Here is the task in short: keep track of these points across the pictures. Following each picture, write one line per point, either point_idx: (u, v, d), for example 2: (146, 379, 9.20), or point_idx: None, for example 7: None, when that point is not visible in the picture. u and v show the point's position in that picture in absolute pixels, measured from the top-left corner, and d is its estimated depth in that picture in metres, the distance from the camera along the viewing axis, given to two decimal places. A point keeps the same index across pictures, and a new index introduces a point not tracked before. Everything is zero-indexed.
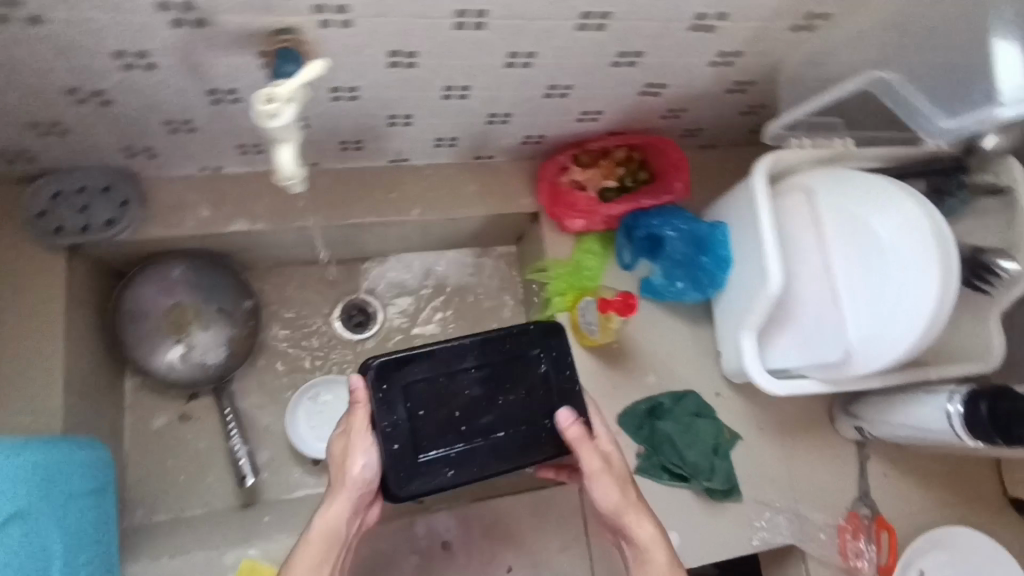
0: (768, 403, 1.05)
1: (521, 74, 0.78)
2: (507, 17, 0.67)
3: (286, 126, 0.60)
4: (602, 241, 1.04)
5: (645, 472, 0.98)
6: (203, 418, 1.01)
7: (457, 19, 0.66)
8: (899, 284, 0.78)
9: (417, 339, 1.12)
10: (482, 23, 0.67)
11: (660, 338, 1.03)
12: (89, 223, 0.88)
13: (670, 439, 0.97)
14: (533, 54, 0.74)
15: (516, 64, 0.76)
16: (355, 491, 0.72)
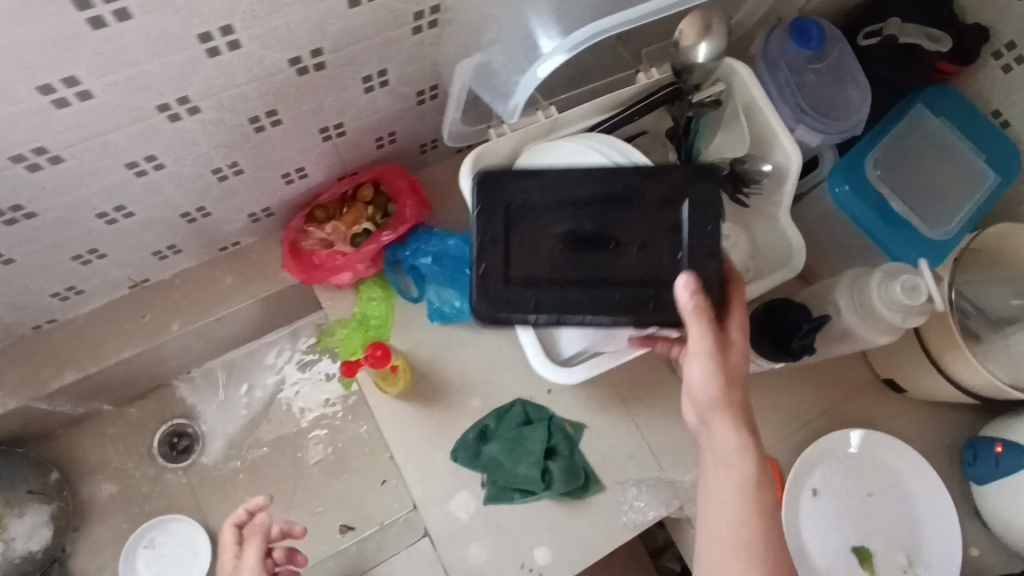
0: (604, 382, 1.01)
1: (165, 175, 0.73)
2: (72, 140, 0.61)
3: None
4: (381, 285, 0.99)
5: (494, 500, 0.93)
6: None
7: (21, 162, 0.61)
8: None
9: (248, 442, 1.07)
10: (55, 156, 0.62)
11: (471, 360, 0.99)
12: None
13: (500, 461, 0.93)
14: (153, 156, 0.69)
15: (147, 171, 0.70)
16: None
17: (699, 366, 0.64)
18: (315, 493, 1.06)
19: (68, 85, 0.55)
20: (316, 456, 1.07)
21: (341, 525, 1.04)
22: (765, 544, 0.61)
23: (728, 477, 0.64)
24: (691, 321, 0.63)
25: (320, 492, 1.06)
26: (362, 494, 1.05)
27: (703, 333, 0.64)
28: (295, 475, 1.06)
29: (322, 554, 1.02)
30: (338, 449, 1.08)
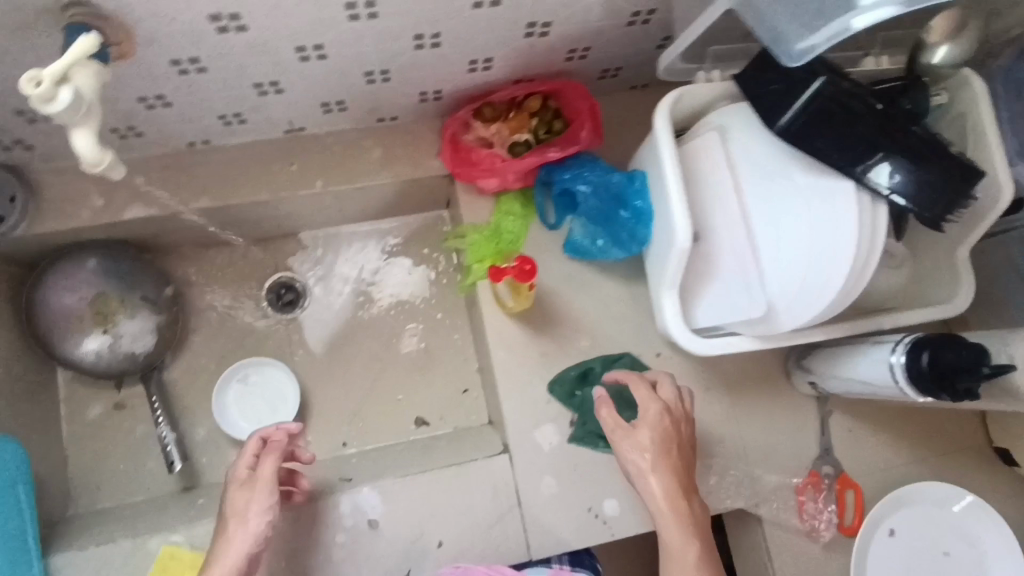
0: (713, 362, 0.98)
1: (371, 24, 0.71)
2: None
3: (67, 117, 0.55)
4: (524, 200, 0.96)
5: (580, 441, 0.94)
6: (138, 405, 1.03)
7: None
8: (807, 213, 0.69)
9: (347, 314, 1.10)
10: None
11: (591, 300, 0.97)
12: None
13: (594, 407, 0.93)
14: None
15: (357, 13, 0.69)
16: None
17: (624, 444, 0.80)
18: (399, 381, 1.08)
19: None
20: (407, 347, 1.09)
21: (418, 418, 1.07)
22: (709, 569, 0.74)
23: (670, 528, 0.76)
24: (644, 399, 0.83)
25: (403, 381, 1.08)
26: (442, 395, 1.08)
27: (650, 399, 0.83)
28: (384, 358, 1.08)
29: (393, 438, 1.05)
30: (429, 346, 1.09)
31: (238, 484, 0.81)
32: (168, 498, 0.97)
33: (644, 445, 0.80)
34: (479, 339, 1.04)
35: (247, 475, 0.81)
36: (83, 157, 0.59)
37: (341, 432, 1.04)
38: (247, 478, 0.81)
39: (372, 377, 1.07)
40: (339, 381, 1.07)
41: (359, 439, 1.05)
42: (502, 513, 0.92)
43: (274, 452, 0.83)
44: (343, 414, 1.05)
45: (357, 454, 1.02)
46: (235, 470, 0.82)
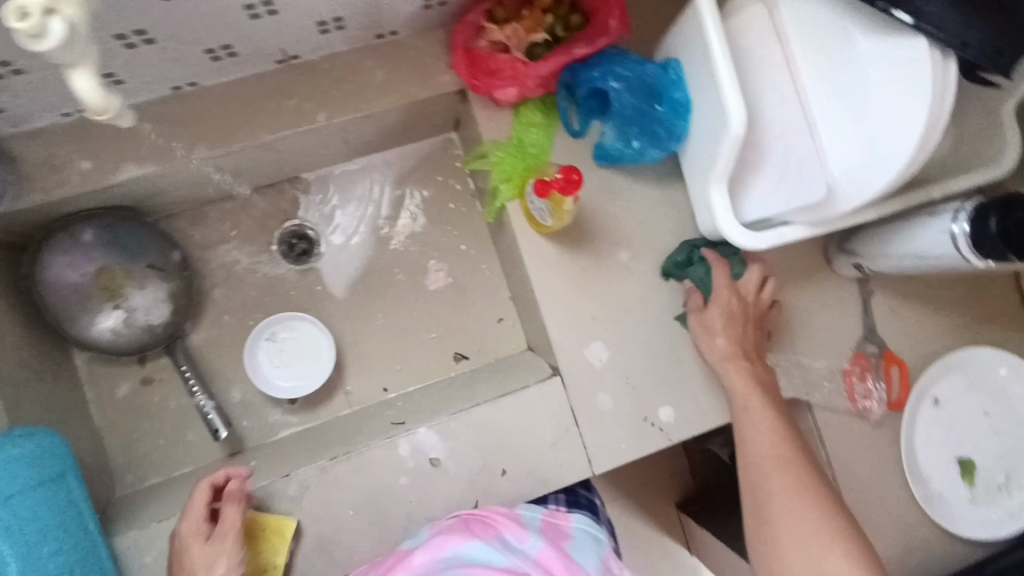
0: (754, 257, 0.96)
1: None
2: None
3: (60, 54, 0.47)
4: (544, 109, 0.90)
5: (685, 318, 0.93)
6: (167, 378, 0.98)
7: None
8: (873, 77, 0.65)
9: (367, 257, 1.04)
10: None
11: (627, 207, 0.93)
12: None
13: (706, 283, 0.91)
14: None
15: None
16: None
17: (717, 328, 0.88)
18: (433, 318, 1.04)
19: None
20: (434, 282, 1.05)
21: (457, 353, 1.04)
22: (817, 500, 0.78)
23: (779, 486, 0.79)
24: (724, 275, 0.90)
25: (435, 319, 1.04)
26: (477, 326, 1.04)
27: (726, 283, 0.88)
28: (412, 297, 1.04)
29: (434, 376, 1.03)
30: (456, 280, 1.05)
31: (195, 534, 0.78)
32: (218, 466, 0.94)
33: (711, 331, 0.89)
34: (511, 264, 1.00)
35: (196, 532, 0.78)
36: (88, 108, 0.52)
37: (382, 377, 1.01)
38: (204, 534, 0.78)
39: (405, 317, 1.03)
40: (370, 326, 1.03)
41: (400, 382, 1.02)
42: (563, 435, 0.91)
43: (229, 505, 0.79)
44: (381, 359, 1.02)
45: (401, 398, 0.99)
46: (184, 529, 0.78)
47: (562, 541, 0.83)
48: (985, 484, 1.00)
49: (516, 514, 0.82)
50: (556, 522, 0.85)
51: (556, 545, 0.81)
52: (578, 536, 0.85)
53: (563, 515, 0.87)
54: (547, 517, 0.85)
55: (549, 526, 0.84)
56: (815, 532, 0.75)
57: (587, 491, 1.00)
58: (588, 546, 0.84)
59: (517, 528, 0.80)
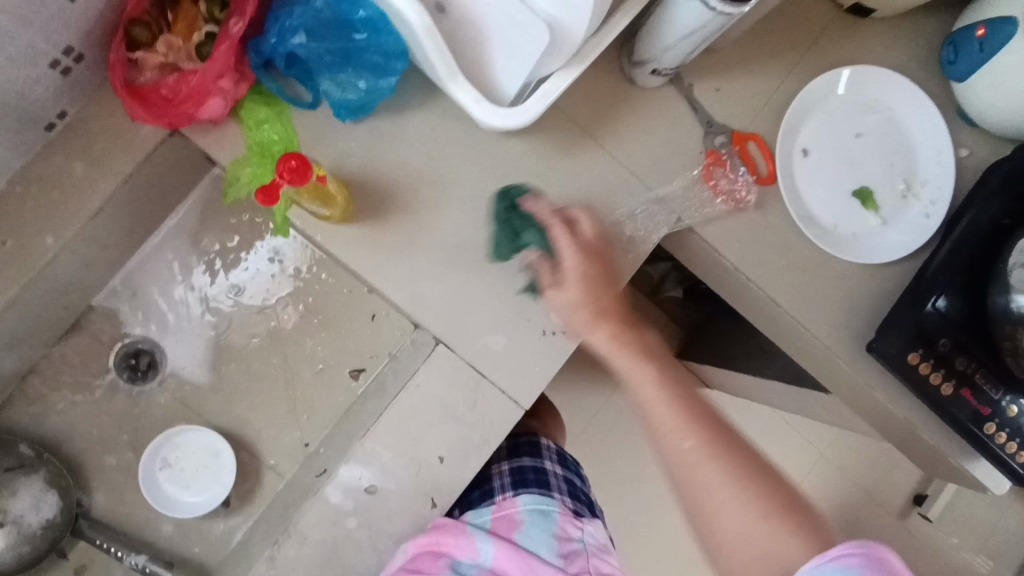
0: (559, 119, 0.88)
1: None
2: None
3: None
4: (263, 102, 0.80)
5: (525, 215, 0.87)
6: (97, 556, 0.93)
7: None
8: None
9: (215, 333, 0.97)
10: None
11: (403, 147, 0.84)
12: None
13: (547, 245, 0.82)
14: None
15: None
16: None
17: (566, 254, 0.82)
18: (308, 353, 0.98)
19: None
20: (290, 318, 0.98)
21: (352, 369, 0.98)
22: (707, 457, 0.73)
23: (650, 395, 0.77)
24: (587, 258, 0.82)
25: (312, 352, 0.98)
26: (355, 334, 0.98)
27: (571, 241, 0.82)
28: (278, 345, 0.98)
29: (343, 403, 0.98)
30: (309, 304, 0.98)
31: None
32: None
33: (590, 327, 0.82)
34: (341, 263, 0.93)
35: None
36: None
37: (296, 436, 0.96)
38: None
39: (284, 368, 0.97)
40: (257, 394, 0.97)
41: (316, 427, 0.97)
42: (475, 392, 0.87)
43: None
44: (286, 419, 0.97)
45: (324, 442, 0.95)
46: None
47: (512, 533, 0.91)
48: (889, 200, 0.97)
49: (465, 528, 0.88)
50: (505, 513, 0.92)
51: (506, 542, 0.89)
52: (527, 519, 0.92)
53: (510, 503, 0.93)
54: (496, 513, 0.92)
55: (499, 521, 0.92)
56: (750, 523, 0.70)
57: (534, 457, 1.02)
58: (539, 528, 0.92)
59: (466, 547, 0.87)
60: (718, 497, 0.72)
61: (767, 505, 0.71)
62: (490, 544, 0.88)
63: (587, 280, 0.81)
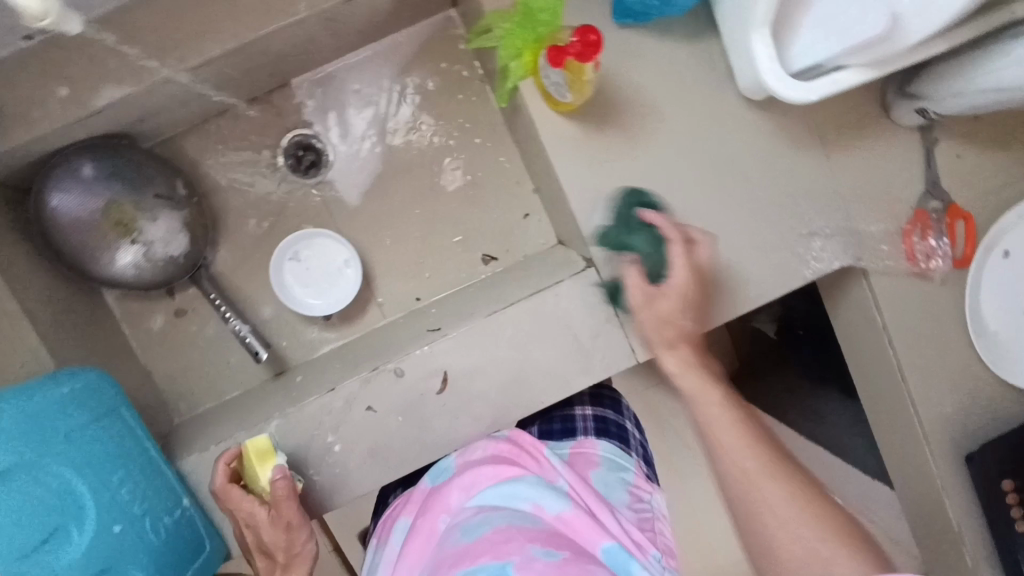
0: (803, 113, 0.86)
1: None
2: None
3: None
4: None
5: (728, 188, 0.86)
6: (200, 308, 0.97)
7: None
8: None
9: (381, 163, 0.98)
10: None
11: (652, 70, 0.82)
12: None
13: (657, 258, 0.78)
14: None
15: None
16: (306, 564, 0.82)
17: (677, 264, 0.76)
18: (454, 219, 0.99)
19: None
20: (452, 182, 0.99)
21: (485, 255, 1.00)
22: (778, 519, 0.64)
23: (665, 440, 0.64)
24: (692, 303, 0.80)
25: (458, 220, 1.00)
26: (504, 222, 0.99)
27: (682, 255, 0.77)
28: (432, 199, 0.99)
29: (464, 279, 1.00)
30: (476, 175, 0.99)
31: (250, 533, 0.81)
32: (267, 386, 0.96)
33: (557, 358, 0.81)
34: (529, 152, 0.93)
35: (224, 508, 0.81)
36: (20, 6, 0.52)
37: (411, 287, 0.99)
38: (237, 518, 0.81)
39: (427, 222, 0.99)
40: (394, 233, 0.99)
41: (431, 288, 0.99)
42: (601, 325, 0.88)
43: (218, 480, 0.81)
44: (409, 268, 0.99)
45: (434, 305, 0.98)
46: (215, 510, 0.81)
47: (587, 469, 0.88)
48: None
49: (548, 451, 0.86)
50: (584, 451, 0.90)
51: (581, 474, 0.86)
52: (604, 462, 0.89)
53: (589, 443, 0.91)
54: (574, 449, 0.91)
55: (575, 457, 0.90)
56: (809, 530, 0.63)
57: (617, 413, 1.00)
58: (614, 474, 0.87)
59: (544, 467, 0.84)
60: (767, 499, 0.66)
61: (846, 542, 0.62)
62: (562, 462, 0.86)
63: (669, 300, 0.78)
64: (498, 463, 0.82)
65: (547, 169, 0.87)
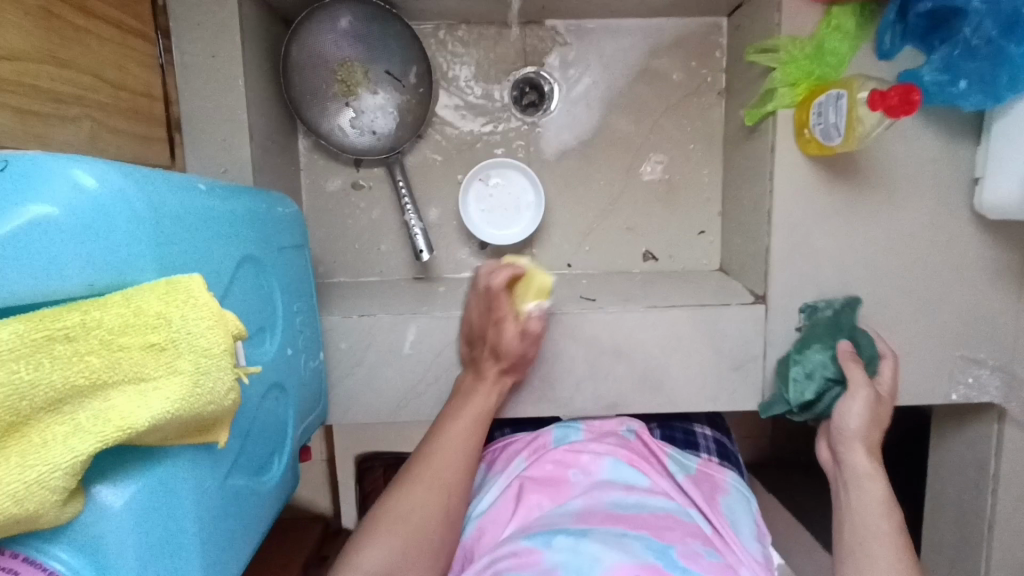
0: (1022, 251, 0.85)
1: None
2: None
3: None
4: (862, 17, 0.79)
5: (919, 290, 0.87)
6: (374, 189, 0.99)
7: None
8: None
9: (593, 128, 0.99)
10: None
11: (905, 152, 0.83)
12: None
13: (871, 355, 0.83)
14: None
15: None
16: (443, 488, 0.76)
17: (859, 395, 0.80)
18: (635, 209, 1.01)
19: None
20: (649, 174, 1.00)
21: (647, 251, 1.01)
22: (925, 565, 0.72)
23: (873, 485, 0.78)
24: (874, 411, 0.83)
25: (637, 211, 1.01)
26: (676, 230, 1.01)
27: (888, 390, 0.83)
28: (623, 182, 1.00)
29: (619, 266, 1.02)
30: (673, 178, 1.00)
31: (489, 331, 0.82)
32: (405, 285, 0.98)
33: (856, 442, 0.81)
34: (740, 177, 0.94)
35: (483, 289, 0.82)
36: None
37: (568, 252, 1.01)
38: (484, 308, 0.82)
39: (609, 200, 1.01)
40: (575, 198, 1.01)
41: (586, 260, 1.01)
42: (746, 360, 0.89)
43: (491, 269, 0.82)
44: (574, 235, 1.01)
45: (585, 278, 0.99)
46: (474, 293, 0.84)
47: (714, 492, 0.90)
48: None
49: (668, 456, 0.91)
50: (709, 473, 0.93)
51: (707, 497, 0.88)
52: (733, 490, 0.90)
53: (716, 468, 0.93)
54: (701, 467, 0.93)
55: (702, 474, 0.92)
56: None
57: (733, 441, 1.03)
58: (737, 501, 0.89)
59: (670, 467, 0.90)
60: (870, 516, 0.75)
61: None
62: (686, 478, 0.89)
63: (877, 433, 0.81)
64: (632, 452, 0.90)
65: (756, 200, 0.89)
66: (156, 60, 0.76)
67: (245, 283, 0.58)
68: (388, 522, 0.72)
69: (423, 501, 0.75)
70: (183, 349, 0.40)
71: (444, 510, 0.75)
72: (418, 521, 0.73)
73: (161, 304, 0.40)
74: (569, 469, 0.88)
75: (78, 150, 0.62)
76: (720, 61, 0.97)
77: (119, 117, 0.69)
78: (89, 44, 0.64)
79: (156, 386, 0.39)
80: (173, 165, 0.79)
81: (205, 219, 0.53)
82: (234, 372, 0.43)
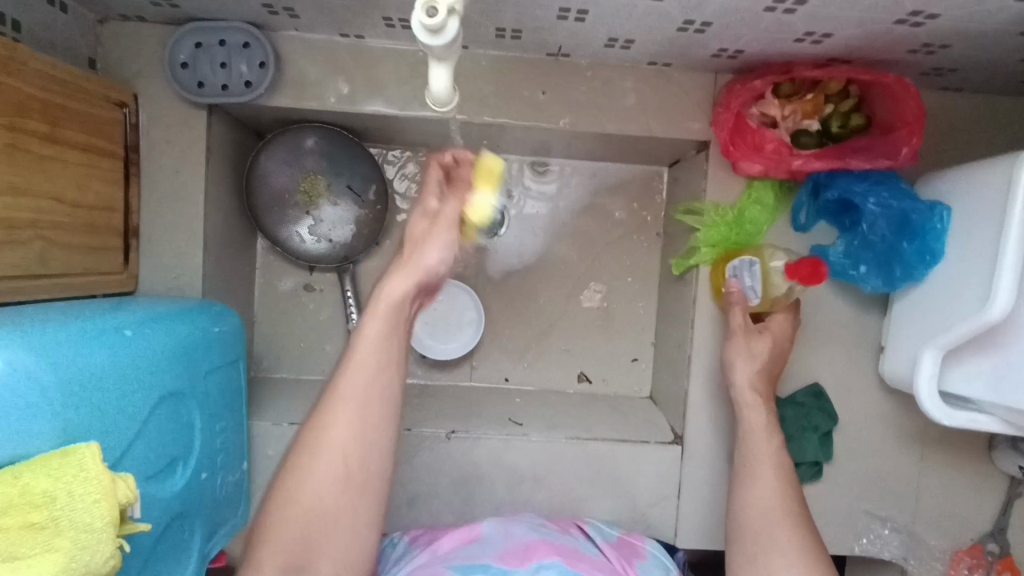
0: (924, 417, 0.90)
1: (755, 6, 0.64)
2: None
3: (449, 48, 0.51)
4: (779, 193, 0.86)
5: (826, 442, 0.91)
6: (324, 292, 1.04)
7: (770, 5, 0.64)
8: None
9: (538, 253, 1.05)
10: (794, 10, 0.64)
11: (816, 317, 0.89)
12: (252, 81, 0.83)
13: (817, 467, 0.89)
14: (802, 3, 0.63)
15: (776, 10, 0.65)
16: (359, 424, 0.68)
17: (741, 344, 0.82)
18: (572, 333, 1.06)
19: (791, 4, 0.63)
20: (588, 301, 1.05)
21: (581, 374, 1.06)
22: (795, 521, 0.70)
23: (758, 425, 0.79)
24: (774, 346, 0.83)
25: (574, 335, 1.06)
26: (610, 356, 1.06)
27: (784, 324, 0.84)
28: (563, 306, 1.05)
29: (553, 385, 1.06)
30: (611, 307, 1.05)
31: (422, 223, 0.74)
32: None
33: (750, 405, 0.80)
34: (669, 316, 0.99)
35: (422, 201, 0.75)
36: (433, 98, 0.58)
37: (506, 368, 1.05)
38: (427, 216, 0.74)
39: (551, 320, 1.05)
40: (518, 316, 1.05)
41: (522, 377, 1.05)
42: (661, 498, 0.92)
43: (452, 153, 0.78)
44: (512, 352, 1.05)
45: (520, 395, 1.03)
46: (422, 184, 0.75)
47: (632, 558, 0.81)
48: None
49: (588, 527, 0.85)
50: (630, 541, 0.84)
51: (623, 561, 0.80)
52: (651, 558, 0.81)
53: (637, 536, 0.85)
54: (623, 536, 0.85)
55: (623, 543, 0.83)
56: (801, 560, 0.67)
57: None
58: (656, 570, 0.80)
59: (587, 538, 0.83)
60: (760, 502, 0.73)
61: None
62: (603, 547, 0.81)
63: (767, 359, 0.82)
64: (551, 521, 0.84)
65: (680, 342, 0.94)
66: (122, 174, 0.82)
67: (159, 417, 0.62)
68: (310, 446, 0.67)
69: (345, 435, 0.67)
70: (62, 527, 0.43)
71: (355, 455, 0.67)
72: (351, 434, 0.67)
73: (47, 482, 0.43)
74: (487, 523, 0.80)
75: (25, 271, 0.66)
76: (660, 206, 1.05)
77: (75, 233, 0.74)
78: (55, 171, 0.70)
79: (31, 565, 0.42)
80: (124, 269, 0.83)
81: (121, 367, 0.57)
82: (117, 541, 0.46)
